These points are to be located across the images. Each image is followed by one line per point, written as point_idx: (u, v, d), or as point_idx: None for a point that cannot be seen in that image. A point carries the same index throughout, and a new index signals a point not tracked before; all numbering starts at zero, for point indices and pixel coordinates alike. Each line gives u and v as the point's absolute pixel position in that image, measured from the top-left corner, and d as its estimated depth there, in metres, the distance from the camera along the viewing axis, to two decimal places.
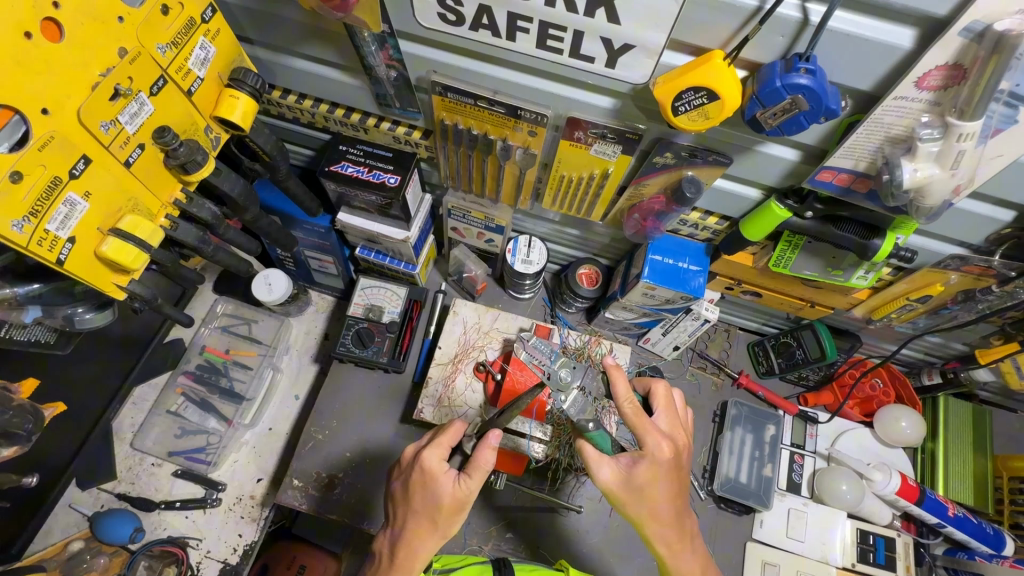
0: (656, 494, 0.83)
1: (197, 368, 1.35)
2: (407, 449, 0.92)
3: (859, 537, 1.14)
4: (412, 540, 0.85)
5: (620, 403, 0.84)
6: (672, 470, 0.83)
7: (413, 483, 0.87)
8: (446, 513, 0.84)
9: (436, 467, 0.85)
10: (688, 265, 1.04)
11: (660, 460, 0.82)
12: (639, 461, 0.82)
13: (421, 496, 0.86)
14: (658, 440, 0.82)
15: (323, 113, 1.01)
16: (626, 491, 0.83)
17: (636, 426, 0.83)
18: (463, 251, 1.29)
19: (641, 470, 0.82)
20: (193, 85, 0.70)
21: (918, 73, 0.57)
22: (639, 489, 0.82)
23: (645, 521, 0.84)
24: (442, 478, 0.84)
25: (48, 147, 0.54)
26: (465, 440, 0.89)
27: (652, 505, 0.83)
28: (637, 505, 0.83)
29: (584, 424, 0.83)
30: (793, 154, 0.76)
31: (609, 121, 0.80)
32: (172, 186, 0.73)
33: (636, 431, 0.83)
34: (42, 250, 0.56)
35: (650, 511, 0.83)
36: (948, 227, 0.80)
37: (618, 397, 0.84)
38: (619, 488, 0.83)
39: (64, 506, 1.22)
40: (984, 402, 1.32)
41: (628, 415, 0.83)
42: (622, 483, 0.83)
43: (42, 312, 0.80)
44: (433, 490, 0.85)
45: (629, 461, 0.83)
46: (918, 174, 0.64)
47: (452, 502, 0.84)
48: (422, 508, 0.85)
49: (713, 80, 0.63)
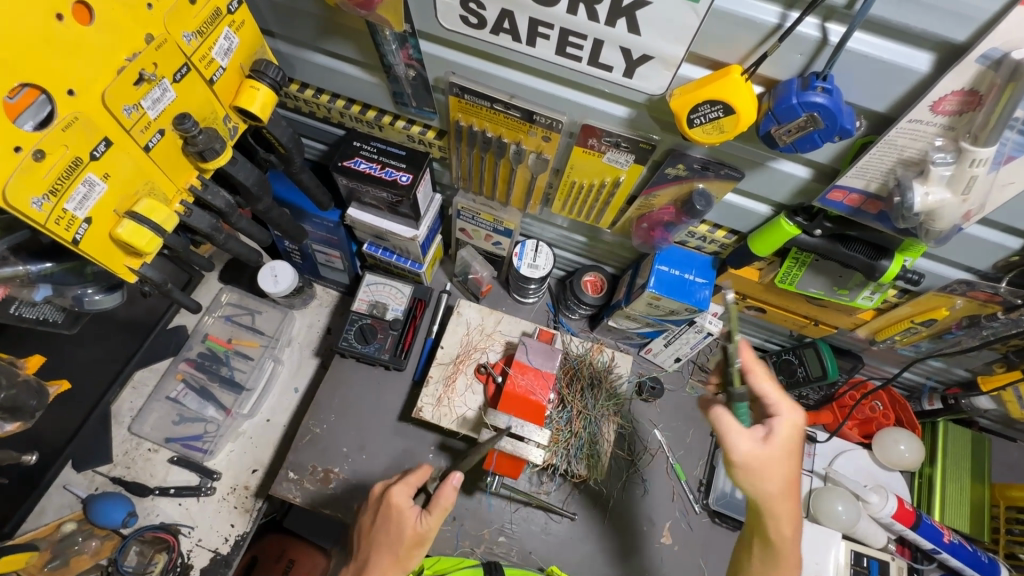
0: (788, 469, 0.82)
1: (198, 356, 1.35)
2: (375, 486, 0.95)
3: (852, 560, 1.14)
4: (377, 573, 0.85)
5: (762, 387, 0.87)
6: (801, 443, 0.85)
7: (379, 517, 0.88)
8: (409, 547, 0.86)
9: (402, 503, 0.87)
10: (694, 277, 1.04)
11: (797, 427, 0.84)
12: (781, 427, 0.83)
13: (385, 530, 0.87)
14: (794, 407, 0.85)
15: (340, 109, 1.02)
16: (763, 462, 0.81)
17: (777, 397, 0.86)
18: (470, 253, 1.29)
19: (782, 436, 0.83)
20: (215, 74, 0.71)
21: (934, 97, 0.57)
22: (771, 459, 0.81)
23: (775, 499, 0.81)
24: (405, 515, 0.87)
25: (71, 127, 0.55)
26: (429, 481, 0.96)
27: (783, 479, 0.82)
28: (774, 479, 0.81)
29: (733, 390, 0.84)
30: (804, 171, 0.77)
31: (624, 130, 0.81)
32: (188, 172, 0.74)
33: (770, 401, 0.86)
34: (58, 228, 0.57)
35: (785, 484, 0.81)
36: (957, 252, 0.81)
37: (767, 390, 0.87)
38: (756, 462, 0.81)
39: (59, 487, 1.22)
40: (984, 430, 1.31)
41: (774, 395, 0.86)
42: (763, 454, 0.81)
43: (53, 291, 0.81)
44: (395, 526, 0.87)
45: (772, 433, 0.83)
46: (929, 197, 0.64)
47: (412, 538, 0.86)
48: (382, 543, 0.86)
49: (730, 94, 0.64)
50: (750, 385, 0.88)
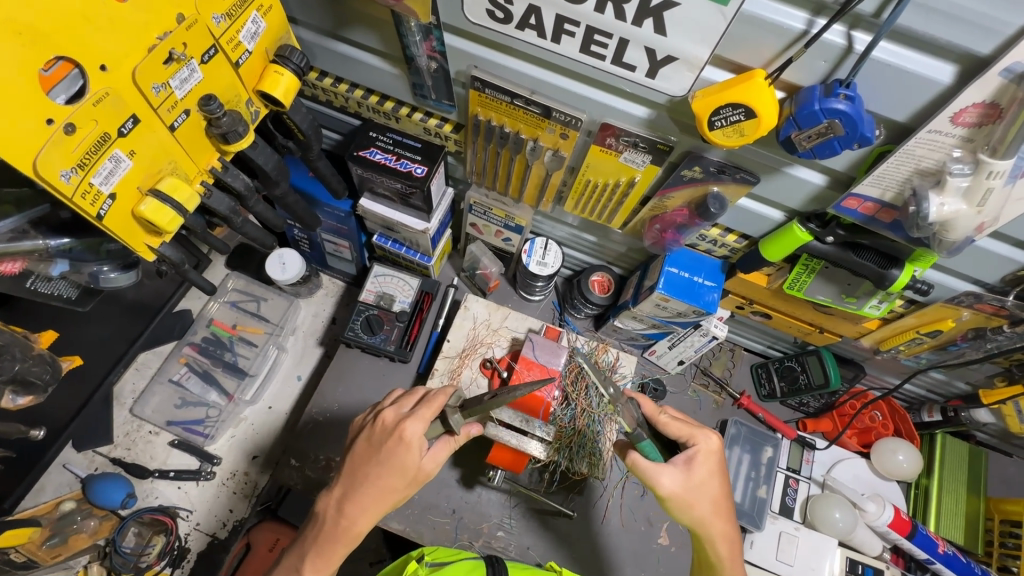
0: (716, 489, 0.85)
1: (203, 341, 1.35)
2: (385, 410, 0.88)
3: (848, 567, 1.15)
4: (361, 505, 0.84)
5: (656, 417, 0.90)
6: (722, 459, 0.87)
7: (384, 449, 0.84)
8: (404, 484, 0.85)
9: (415, 440, 0.84)
10: (703, 280, 1.05)
11: (714, 451, 0.85)
12: (697, 457, 0.85)
13: (388, 465, 0.84)
14: (707, 434, 0.86)
15: (358, 99, 1.02)
16: (690, 492, 0.83)
17: (683, 429, 0.87)
18: (480, 248, 1.30)
19: (700, 465, 0.84)
20: (241, 57, 0.71)
21: (955, 108, 0.58)
22: (700, 486, 0.84)
23: (707, 522, 0.84)
24: (413, 454, 0.84)
25: (101, 103, 0.56)
26: (449, 411, 0.87)
27: (712, 501, 0.84)
28: (701, 505, 0.84)
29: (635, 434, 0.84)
30: (820, 178, 0.78)
31: (643, 131, 0.82)
32: (209, 154, 0.74)
33: (683, 433, 0.87)
34: (84, 203, 0.57)
35: (714, 506, 0.84)
36: (966, 264, 0.82)
37: (652, 413, 0.90)
38: (682, 492, 0.83)
39: (58, 466, 1.22)
40: (981, 444, 1.32)
41: (670, 421, 0.88)
42: (687, 484, 0.83)
43: (68, 267, 0.82)
44: (402, 461, 0.84)
45: (686, 461, 0.84)
46: (944, 208, 0.65)
47: (413, 475, 0.85)
48: (383, 476, 0.84)
49: (752, 98, 0.65)
50: (658, 426, 0.89)
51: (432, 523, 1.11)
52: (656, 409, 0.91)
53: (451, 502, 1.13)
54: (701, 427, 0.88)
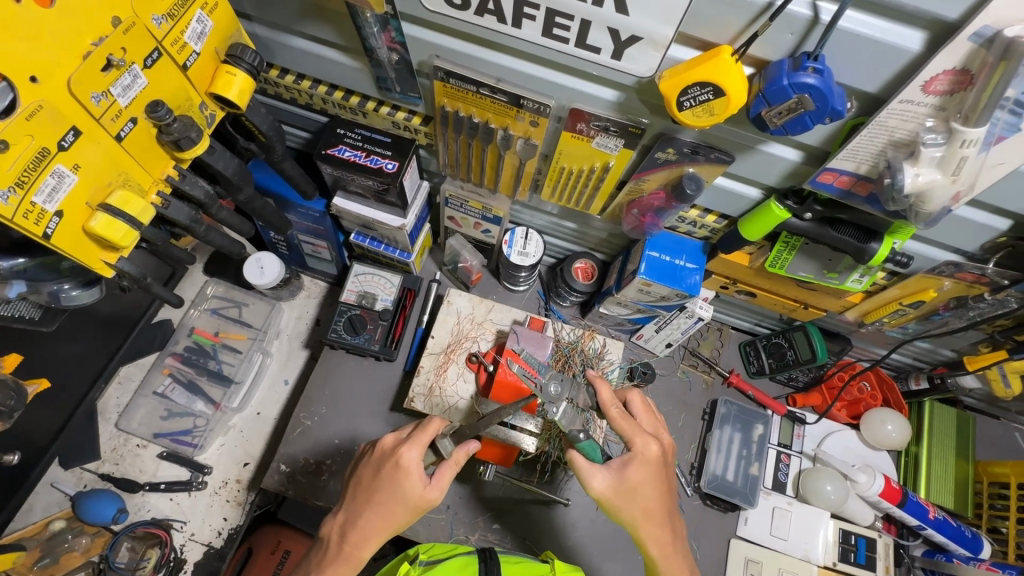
0: (647, 496, 0.84)
1: (186, 350, 1.33)
2: (386, 436, 0.89)
3: (841, 537, 1.17)
4: (364, 530, 0.83)
5: (608, 407, 0.88)
6: (663, 466, 0.85)
7: (384, 475, 0.84)
8: (406, 512, 0.83)
9: (414, 467, 0.83)
10: (685, 263, 1.03)
11: (650, 460, 0.84)
12: (631, 462, 0.84)
13: (389, 490, 0.83)
14: (646, 440, 0.85)
15: (322, 95, 0.99)
16: (620, 495, 0.83)
17: (624, 428, 0.86)
18: (460, 241, 1.28)
19: (634, 470, 0.84)
20: (188, 59, 0.68)
21: (926, 77, 0.57)
22: (631, 491, 0.83)
23: (637, 525, 0.84)
24: (413, 480, 0.82)
25: (36, 116, 0.53)
26: (441, 439, 0.87)
27: (644, 507, 0.84)
28: (629, 508, 0.84)
29: (573, 433, 0.86)
30: (794, 154, 0.76)
31: (613, 114, 0.80)
32: (164, 162, 0.71)
33: (625, 434, 0.86)
34: (26, 222, 0.55)
35: (643, 512, 0.84)
36: (946, 234, 0.81)
37: (603, 402, 0.88)
38: (611, 494, 0.83)
39: (46, 485, 1.20)
40: (968, 408, 1.34)
41: (615, 418, 0.87)
42: (618, 486, 0.83)
43: (27, 287, 0.79)
44: (401, 487, 0.83)
45: (620, 464, 0.84)
46: (919, 179, 0.64)
47: (415, 503, 0.83)
48: (385, 502, 0.83)
49: (719, 76, 0.63)
50: (607, 417, 0.88)
51: (427, 520, 1.10)
52: (610, 398, 0.89)
53: (445, 498, 1.13)
54: (643, 432, 0.86)
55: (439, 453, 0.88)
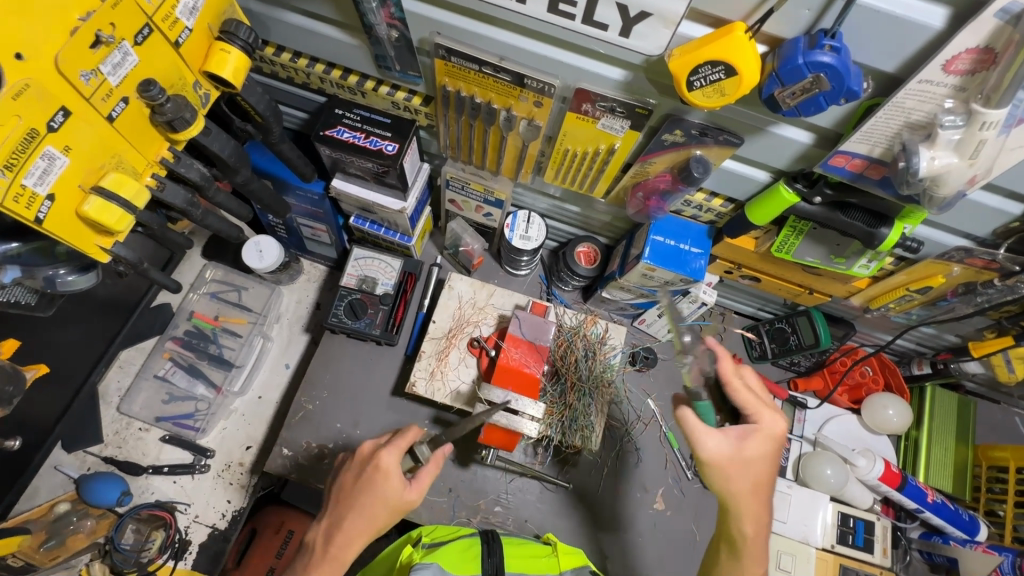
0: (760, 471, 0.84)
1: (186, 334, 1.33)
2: (365, 442, 0.91)
3: (840, 520, 1.18)
4: (348, 532, 0.82)
5: (729, 379, 0.86)
6: (778, 450, 0.86)
7: (363, 479, 0.85)
8: (387, 513, 0.83)
9: (392, 469, 0.84)
10: (689, 247, 1.02)
11: (775, 436, 0.85)
12: (753, 435, 0.84)
13: (368, 492, 0.84)
14: (774, 417, 0.85)
15: (319, 74, 0.96)
16: (734, 464, 0.83)
17: (749, 402, 0.86)
18: (461, 225, 1.26)
19: (754, 442, 0.84)
20: (181, 35, 0.66)
21: (948, 56, 0.55)
22: (746, 462, 0.83)
23: (739, 498, 0.84)
24: (391, 481, 0.83)
25: (23, 95, 0.51)
26: (418, 444, 0.90)
27: (752, 481, 0.84)
28: (739, 480, 0.83)
29: (696, 392, 0.85)
30: (806, 137, 0.74)
31: (620, 94, 0.77)
32: (158, 144, 0.69)
33: (749, 406, 0.86)
34: (18, 206, 0.53)
35: (752, 486, 0.84)
36: (958, 218, 0.79)
37: (725, 374, 0.86)
38: (727, 460, 0.83)
39: (50, 468, 1.20)
40: (969, 393, 1.34)
41: (741, 388, 0.86)
42: (733, 455, 0.83)
43: (21, 273, 0.78)
44: (379, 489, 0.83)
45: (739, 435, 0.85)
46: (935, 162, 0.62)
47: (396, 504, 0.84)
48: (367, 505, 0.83)
49: (732, 54, 0.61)
50: (727, 388, 0.87)
51: (430, 503, 1.11)
52: (732, 371, 0.86)
53: (448, 481, 1.13)
54: (769, 408, 0.86)
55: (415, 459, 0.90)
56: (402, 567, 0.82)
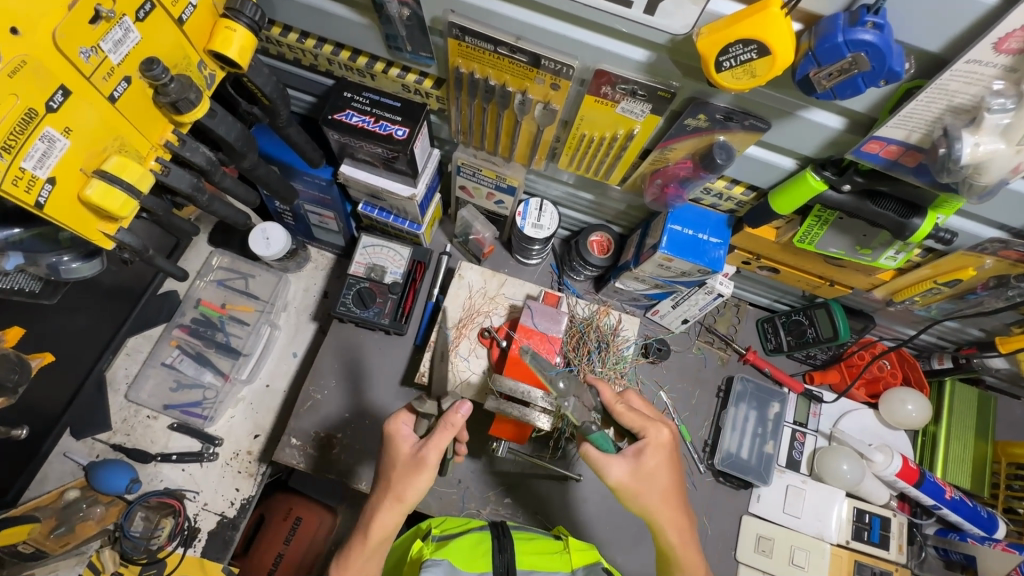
0: (665, 479, 0.82)
1: (193, 322, 1.31)
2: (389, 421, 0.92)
3: (855, 516, 1.16)
4: (372, 504, 0.81)
5: (612, 405, 0.87)
6: (676, 451, 0.85)
7: (382, 450, 0.85)
8: (406, 478, 0.80)
9: (397, 432, 0.83)
10: (708, 237, 0.99)
11: (664, 444, 0.83)
12: (647, 449, 0.82)
13: (384, 460, 0.84)
14: (658, 427, 0.84)
15: (327, 55, 0.93)
16: (638, 482, 0.81)
17: (634, 420, 0.85)
18: (471, 212, 1.23)
19: (650, 456, 0.82)
20: (184, 12, 0.63)
21: (999, 34, 0.51)
22: (650, 476, 0.82)
23: (654, 510, 0.82)
24: (398, 443, 0.83)
25: (20, 72, 0.49)
26: (420, 404, 0.85)
27: (662, 491, 0.82)
28: (649, 495, 0.82)
29: (585, 426, 0.84)
30: (837, 122, 0.71)
31: (641, 76, 0.74)
32: (162, 126, 0.67)
33: (636, 424, 0.84)
34: (17, 190, 0.51)
35: (662, 496, 0.82)
36: (994, 209, 0.76)
37: (608, 401, 0.87)
38: (629, 481, 0.81)
39: (58, 455, 1.20)
40: (990, 388, 1.31)
41: (621, 410, 0.86)
42: (633, 476, 0.81)
43: (25, 259, 0.76)
44: (394, 455, 0.82)
45: (635, 452, 0.82)
46: (979, 149, 0.59)
47: (412, 466, 0.80)
48: (383, 473, 0.83)
49: (766, 32, 0.57)
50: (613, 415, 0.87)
51: (439, 494, 1.10)
52: (614, 396, 0.87)
53: (457, 473, 1.12)
54: (654, 419, 0.85)
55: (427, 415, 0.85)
56: (411, 561, 0.82)
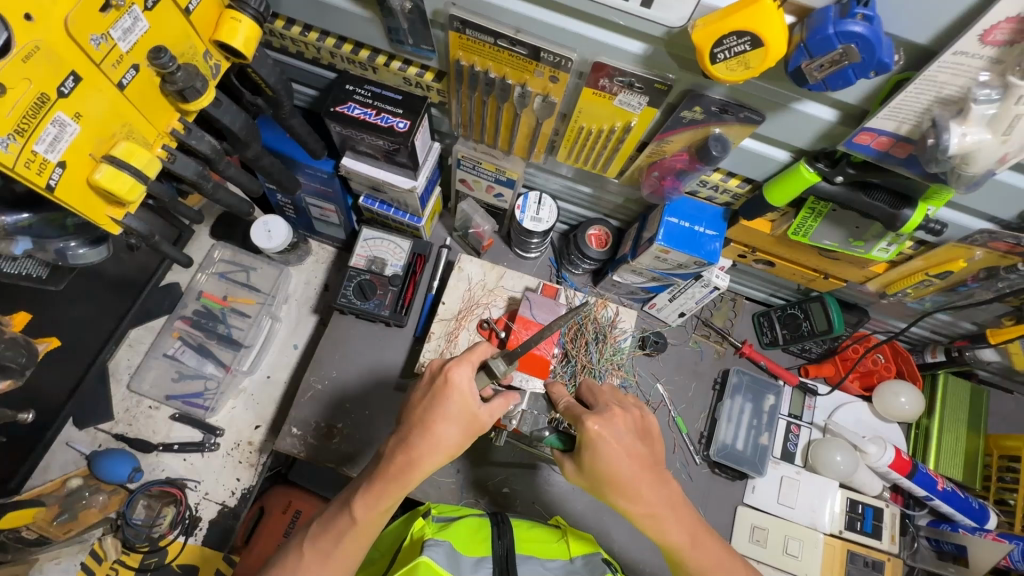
0: (610, 469, 0.77)
1: (194, 313, 1.32)
2: (433, 358, 0.83)
3: (848, 507, 1.18)
4: (414, 450, 0.76)
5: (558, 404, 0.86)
6: (619, 436, 0.78)
7: (431, 394, 0.78)
8: (460, 433, 0.78)
9: (460, 386, 0.78)
10: (704, 229, 1.00)
11: (596, 437, 0.77)
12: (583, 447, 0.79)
13: (437, 407, 0.77)
14: (584, 421, 0.78)
15: (330, 48, 0.94)
16: (588, 478, 0.80)
17: (570, 415, 0.82)
18: (471, 206, 1.24)
19: (587, 451, 0.78)
20: (191, 2, 0.64)
21: (985, 26, 0.53)
22: (595, 471, 0.79)
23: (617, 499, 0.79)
24: (462, 399, 0.77)
25: (33, 58, 0.50)
26: (495, 359, 0.80)
27: (615, 479, 0.78)
28: (607, 487, 0.79)
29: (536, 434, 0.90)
30: (830, 114, 0.72)
31: (638, 69, 0.75)
32: (168, 115, 0.68)
33: (572, 419, 0.81)
34: (29, 173, 0.52)
35: (615, 486, 0.78)
36: (983, 200, 0.77)
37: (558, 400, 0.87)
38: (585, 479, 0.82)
39: (62, 444, 1.21)
40: (982, 382, 1.32)
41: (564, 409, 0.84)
42: (584, 474, 0.81)
43: (33, 245, 0.77)
44: (446, 407, 0.77)
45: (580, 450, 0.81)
46: (966, 139, 0.61)
47: (470, 424, 0.78)
48: (432, 421, 0.77)
49: (759, 24, 0.59)
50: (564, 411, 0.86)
51: (438, 483, 1.11)
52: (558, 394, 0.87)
53: (455, 462, 1.13)
54: (584, 413, 0.79)
55: (492, 374, 0.81)
56: (411, 542, 0.81)
